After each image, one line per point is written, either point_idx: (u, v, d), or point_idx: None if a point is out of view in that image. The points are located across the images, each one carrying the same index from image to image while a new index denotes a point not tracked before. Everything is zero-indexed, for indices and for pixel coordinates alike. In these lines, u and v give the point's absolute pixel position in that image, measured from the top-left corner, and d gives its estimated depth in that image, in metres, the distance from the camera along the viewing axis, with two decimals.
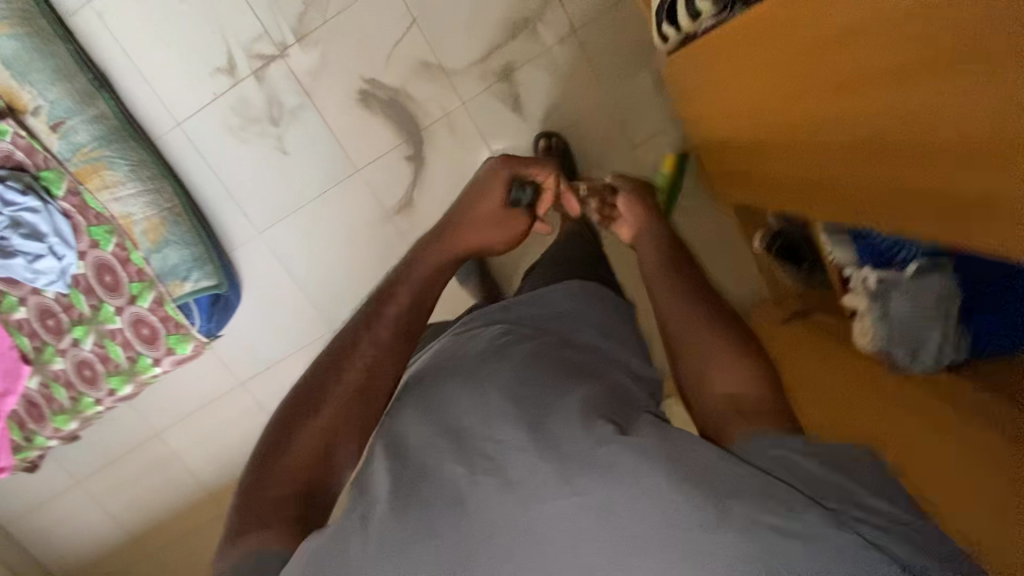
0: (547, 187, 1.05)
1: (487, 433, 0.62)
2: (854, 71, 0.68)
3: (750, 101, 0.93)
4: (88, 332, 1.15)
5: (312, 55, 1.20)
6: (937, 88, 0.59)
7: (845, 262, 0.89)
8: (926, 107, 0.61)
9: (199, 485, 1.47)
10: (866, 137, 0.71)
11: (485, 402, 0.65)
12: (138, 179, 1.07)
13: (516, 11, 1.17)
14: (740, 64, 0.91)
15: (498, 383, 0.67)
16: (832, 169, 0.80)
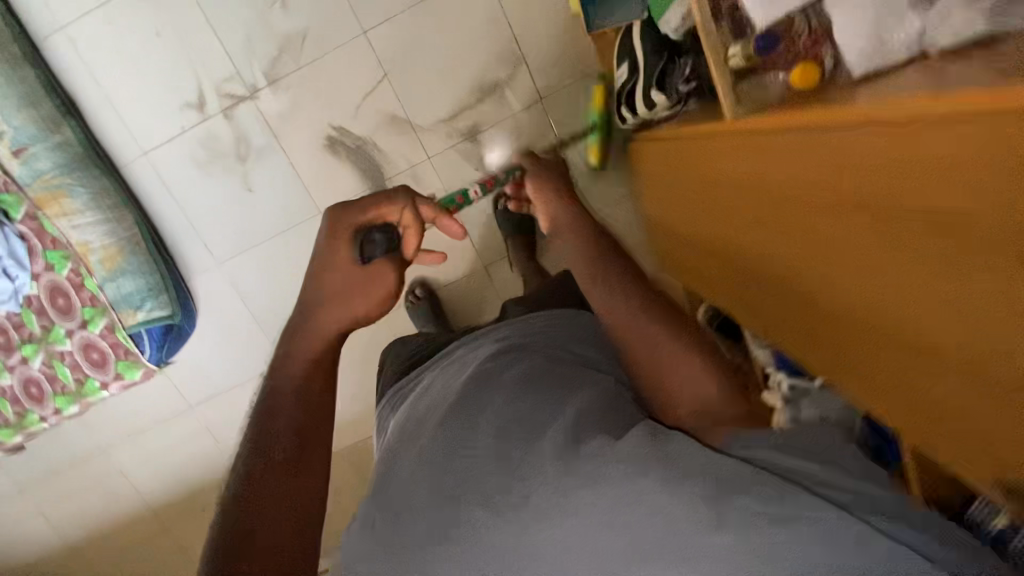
0: (406, 225, 0.81)
1: (497, 448, 0.59)
2: (763, 195, 0.72)
3: (696, 205, 0.96)
4: (37, 351, 1.27)
5: (281, 98, 1.25)
6: (808, 204, 0.61)
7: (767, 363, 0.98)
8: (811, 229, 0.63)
9: (143, 501, 1.53)
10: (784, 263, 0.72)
11: (492, 414, 0.63)
12: (98, 209, 1.19)
13: (484, 77, 1.25)
14: (684, 167, 0.95)
15: (494, 400, 0.65)
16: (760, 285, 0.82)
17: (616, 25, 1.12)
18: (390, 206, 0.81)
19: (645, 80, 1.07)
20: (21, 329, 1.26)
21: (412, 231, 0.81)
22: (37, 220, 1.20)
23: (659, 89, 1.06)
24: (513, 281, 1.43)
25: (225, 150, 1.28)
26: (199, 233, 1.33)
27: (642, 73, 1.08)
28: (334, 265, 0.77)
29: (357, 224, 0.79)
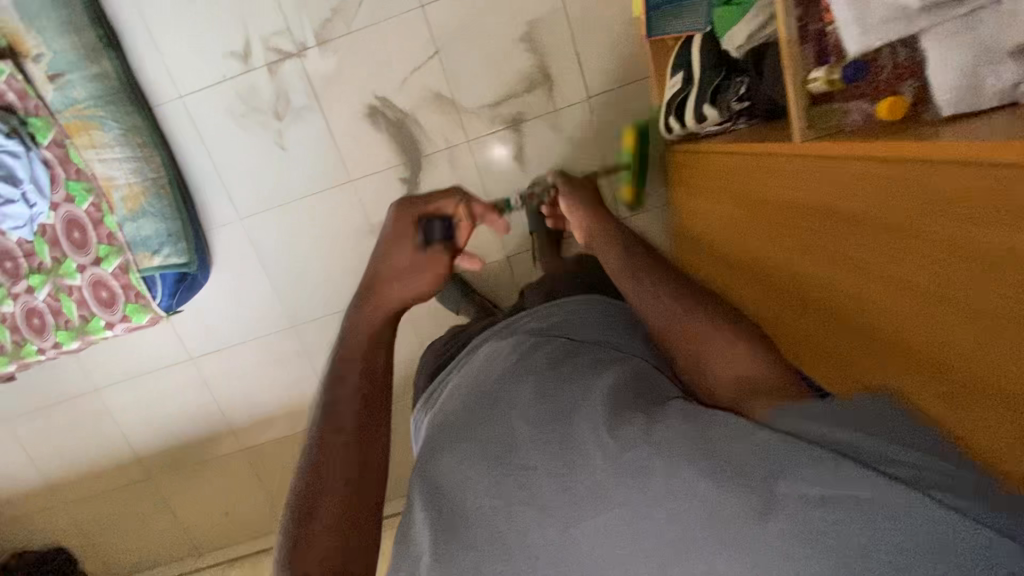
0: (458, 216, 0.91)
1: (528, 434, 0.59)
2: (805, 210, 0.71)
3: (728, 218, 0.96)
4: (44, 283, 1.24)
5: (328, 61, 1.23)
6: (863, 224, 0.61)
7: None
8: (858, 250, 0.62)
9: (130, 447, 1.51)
10: (815, 283, 0.72)
11: (522, 401, 0.63)
12: (129, 146, 1.17)
13: (536, 69, 1.24)
14: (725, 179, 0.95)
15: (523, 387, 0.65)
16: (782, 303, 0.82)
17: (677, 33, 1.12)
18: (450, 199, 0.91)
19: (698, 95, 1.08)
20: (31, 257, 1.23)
21: (466, 225, 0.92)
22: (64, 149, 1.17)
23: (711, 104, 1.06)
24: (534, 275, 1.42)
25: (263, 104, 1.26)
26: (225, 186, 1.31)
27: (696, 86, 1.09)
28: (397, 251, 0.86)
29: (417, 216, 0.89)
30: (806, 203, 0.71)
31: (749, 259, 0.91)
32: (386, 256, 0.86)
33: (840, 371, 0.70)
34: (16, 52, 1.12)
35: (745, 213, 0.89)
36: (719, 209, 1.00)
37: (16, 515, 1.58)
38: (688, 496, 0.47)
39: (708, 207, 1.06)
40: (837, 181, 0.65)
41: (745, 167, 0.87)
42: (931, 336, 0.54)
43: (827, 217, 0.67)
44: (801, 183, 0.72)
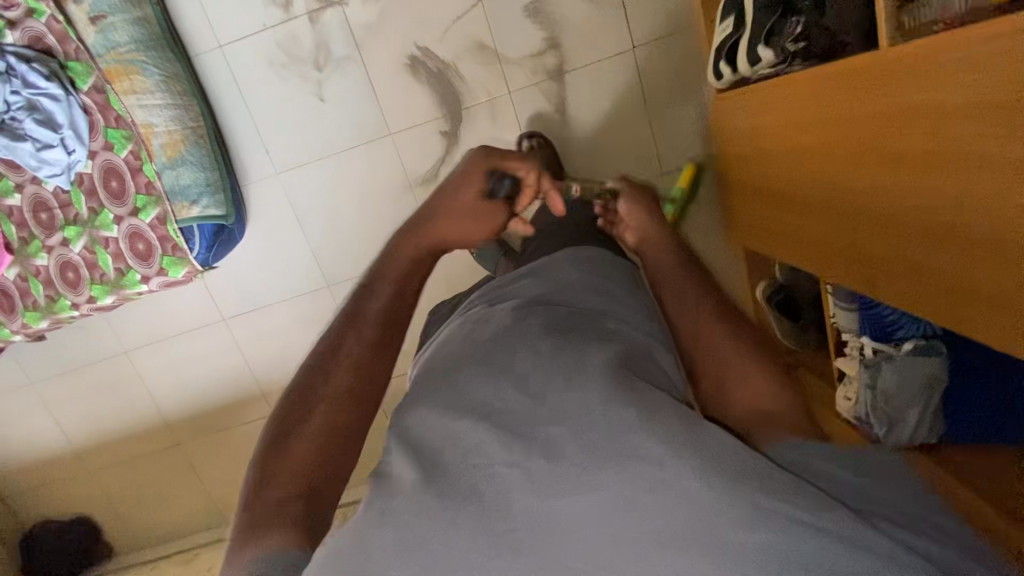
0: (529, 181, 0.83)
1: (521, 391, 0.54)
2: (876, 119, 0.71)
3: (785, 152, 0.96)
4: (80, 234, 1.22)
5: (370, 9, 1.21)
6: (950, 113, 0.61)
7: (845, 328, 0.95)
8: (946, 141, 0.62)
9: (159, 412, 1.49)
10: (895, 190, 0.71)
11: (519, 358, 0.58)
12: (169, 93, 1.15)
13: (580, 18, 1.22)
14: (777, 113, 0.95)
15: (516, 342, 0.60)
16: (856, 223, 0.81)
17: None
18: (526, 164, 0.83)
19: (751, 36, 1.06)
20: (66, 209, 1.22)
21: (531, 190, 0.83)
22: (103, 95, 1.15)
23: (766, 44, 1.04)
24: None
25: (304, 54, 1.24)
26: (263, 139, 1.29)
27: (748, 29, 1.07)
28: (461, 192, 0.80)
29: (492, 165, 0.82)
30: (876, 112, 0.71)
31: (811, 188, 0.90)
32: (448, 194, 0.80)
33: (934, 272, 0.69)
34: None
35: (804, 141, 0.88)
36: (773, 145, 0.99)
37: (41, 482, 1.55)
38: (691, 465, 0.46)
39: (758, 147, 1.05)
40: (913, 78, 0.64)
41: (800, 95, 0.86)
42: None
43: (905, 118, 0.67)
44: (869, 94, 0.72)
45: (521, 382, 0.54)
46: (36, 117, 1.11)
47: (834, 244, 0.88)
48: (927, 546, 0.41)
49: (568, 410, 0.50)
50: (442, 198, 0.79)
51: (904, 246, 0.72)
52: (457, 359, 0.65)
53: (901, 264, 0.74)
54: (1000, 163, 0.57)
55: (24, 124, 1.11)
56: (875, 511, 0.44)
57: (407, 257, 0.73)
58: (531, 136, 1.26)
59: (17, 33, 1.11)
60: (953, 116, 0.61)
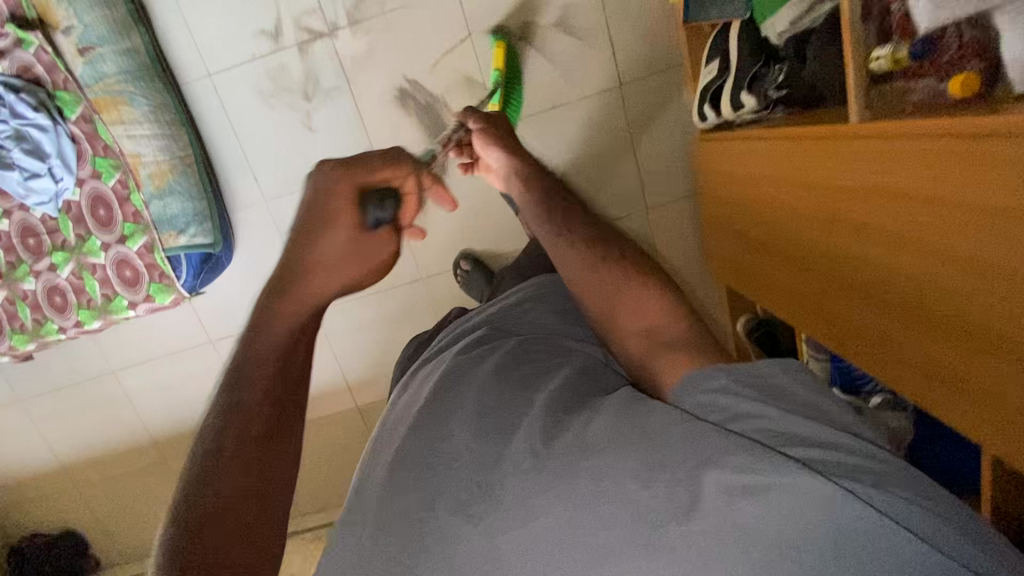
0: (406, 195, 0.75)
1: (492, 415, 0.62)
2: (849, 192, 0.73)
3: (764, 202, 0.98)
4: (68, 260, 1.22)
5: (359, 42, 1.22)
6: (914, 202, 0.63)
7: (818, 376, 0.98)
8: (909, 228, 0.64)
9: (146, 431, 1.50)
10: (864, 262, 0.73)
11: (491, 387, 0.66)
12: (157, 123, 1.15)
13: (568, 54, 1.23)
14: (760, 165, 0.96)
15: (489, 374, 0.68)
16: (826, 283, 0.83)
17: (715, 19, 1.11)
18: (398, 169, 0.74)
19: (735, 83, 1.07)
20: (55, 235, 1.22)
21: (413, 197, 0.76)
22: (91, 124, 1.16)
23: (749, 92, 1.05)
24: None
25: (293, 84, 1.24)
26: (251, 166, 1.30)
27: (732, 74, 1.08)
28: (327, 237, 0.71)
29: (358, 189, 0.71)
30: (849, 186, 0.73)
31: (787, 241, 0.92)
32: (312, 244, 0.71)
33: (894, 345, 0.71)
34: (46, 25, 1.11)
35: (783, 196, 0.90)
36: (753, 191, 1.01)
37: (29, 497, 1.57)
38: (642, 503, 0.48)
39: (739, 191, 1.07)
40: (883, 162, 0.66)
41: (783, 152, 0.88)
42: (995, 304, 0.55)
43: (874, 196, 0.69)
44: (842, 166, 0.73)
45: (490, 412, 0.62)
46: (24, 147, 1.11)
47: (795, 293, 0.93)
48: (902, 506, 0.41)
49: (532, 426, 0.58)
50: (306, 247, 0.71)
51: (870, 313, 0.74)
52: (426, 408, 0.68)
53: (852, 324, 0.79)
54: (928, 250, 0.62)
55: (11, 153, 1.12)
56: (830, 462, 0.44)
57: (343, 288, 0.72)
58: None
59: (5, 62, 1.12)
60: (917, 207, 0.62)
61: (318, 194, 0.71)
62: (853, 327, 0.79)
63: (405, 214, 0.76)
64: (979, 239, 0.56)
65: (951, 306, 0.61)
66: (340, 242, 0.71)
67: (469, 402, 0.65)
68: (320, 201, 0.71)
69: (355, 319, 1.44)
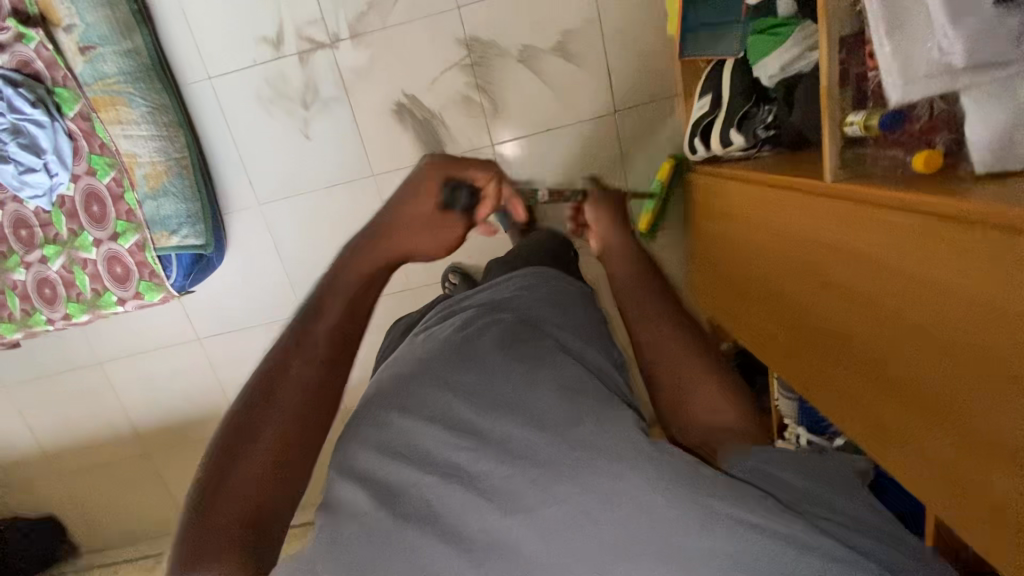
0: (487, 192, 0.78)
1: (482, 394, 0.58)
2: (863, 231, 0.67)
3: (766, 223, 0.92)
4: (59, 254, 1.24)
5: (360, 54, 1.23)
6: (936, 257, 0.57)
7: (786, 415, 1.02)
8: (927, 282, 0.59)
9: (129, 422, 1.51)
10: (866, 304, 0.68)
11: (487, 362, 0.61)
12: (153, 124, 1.16)
13: (566, 78, 1.25)
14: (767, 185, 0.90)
15: (485, 346, 0.64)
16: (823, 318, 0.78)
17: (711, 57, 1.12)
18: (488, 172, 0.78)
19: (725, 120, 1.10)
20: (47, 228, 1.24)
21: (491, 201, 0.78)
22: (89, 122, 1.17)
23: (738, 130, 1.08)
24: None
25: (293, 90, 1.26)
26: (247, 170, 1.31)
27: (723, 110, 1.11)
28: (413, 205, 0.74)
29: (449, 175, 0.76)
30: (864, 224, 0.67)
31: (784, 265, 0.86)
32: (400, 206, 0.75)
33: (889, 398, 0.67)
34: (48, 22, 1.11)
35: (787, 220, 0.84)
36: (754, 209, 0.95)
37: (10, 481, 1.58)
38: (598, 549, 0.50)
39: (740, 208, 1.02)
40: (907, 208, 0.60)
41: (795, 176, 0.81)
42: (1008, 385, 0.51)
43: (890, 241, 0.63)
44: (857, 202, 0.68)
45: (478, 390, 0.58)
46: (20, 141, 1.12)
47: (780, 296, 0.89)
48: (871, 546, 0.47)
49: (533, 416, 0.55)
50: (396, 209, 0.75)
51: (866, 359, 0.70)
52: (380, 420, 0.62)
53: (847, 365, 0.74)
54: (938, 288, 0.57)
55: (7, 147, 1.12)
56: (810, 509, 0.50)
57: (354, 278, 0.69)
58: None
59: (5, 56, 1.12)
60: (939, 263, 0.57)
61: (421, 169, 0.76)
62: (846, 370, 0.75)
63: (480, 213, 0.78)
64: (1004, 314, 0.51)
65: (953, 367, 0.57)
66: (420, 211, 0.74)
67: (457, 379, 0.60)
68: (426, 171, 0.76)
69: None
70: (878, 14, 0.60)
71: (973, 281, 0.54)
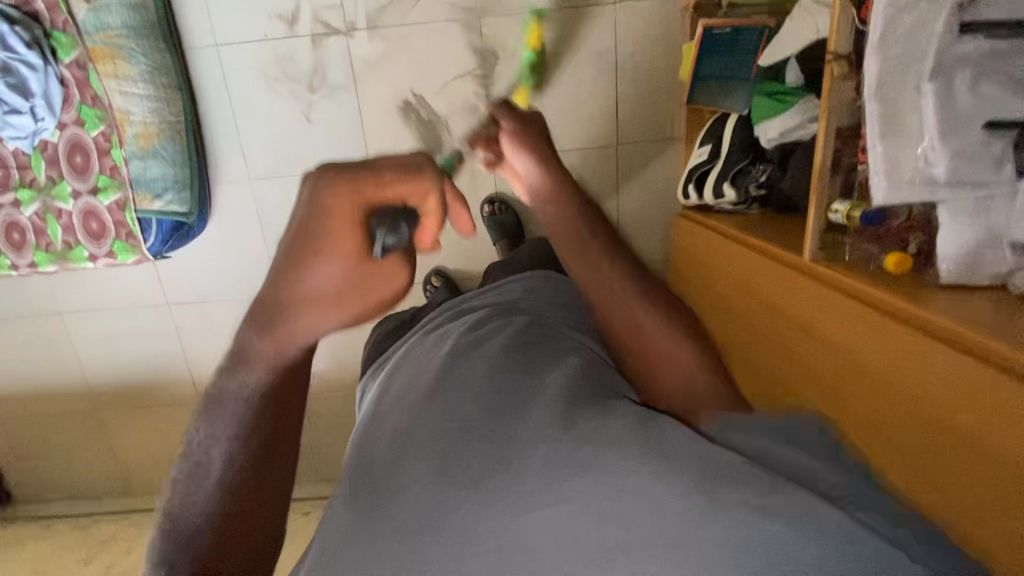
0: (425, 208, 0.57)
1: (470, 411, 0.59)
2: (816, 312, 0.74)
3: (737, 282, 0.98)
4: (34, 200, 1.20)
5: (374, 47, 1.22)
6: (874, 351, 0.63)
7: None
8: (865, 368, 0.65)
9: (84, 378, 1.48)
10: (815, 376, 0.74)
11: (486, 379, 0.64)
12: (152, 84, 1.13)
13: (576, 102, 1.26)
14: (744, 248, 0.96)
15: (481, 368, 0.66)
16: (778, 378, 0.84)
17: (717, 107, 1.15)
18: (418, 185, 0.56)
19: (721, 172, 1.13)
20: (25, 171, 1.20)
21: (433, 220, 0.58)
22: (84, 72, 1.13)
23: (732, 184, 1.11)
24: None
25: (301, 71, 1.24)
26: (242, 144, 1.29)
27: (721, 162, 1.14)
28: (321, 265, 0.50)
29: (371, 206, 0.52)
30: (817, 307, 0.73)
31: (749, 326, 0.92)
32: (304, 275, 0.51)
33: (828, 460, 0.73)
34: None
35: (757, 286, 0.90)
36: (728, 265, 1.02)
37: None
38: None
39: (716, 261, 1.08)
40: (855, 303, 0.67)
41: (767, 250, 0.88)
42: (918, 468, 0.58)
43: (839, 327, 0.69)
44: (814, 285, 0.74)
45: (463, 412, 0.59)
46: (8, 81, 1.07)
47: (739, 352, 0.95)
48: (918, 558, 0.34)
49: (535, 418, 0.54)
50: (289, 276, 0.51)
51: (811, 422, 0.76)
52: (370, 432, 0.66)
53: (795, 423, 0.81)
54: (874, 378, 0.64)
55: None
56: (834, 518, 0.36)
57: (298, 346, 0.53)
58: (492, 202, 1.33)
59: None
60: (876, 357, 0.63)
61: (312, 207, 0.50)
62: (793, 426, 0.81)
63: (420, 235, 0.58)
64: (922, 409, 0.57)
65: (879, 444, 0.63)
66: (335, 267, 0.50)
67: (449, 398, 0.62)
68: (323, 218, 0.50)
69: None
70: (875, 115, 0.63)
71: (922, 387, 0.57)
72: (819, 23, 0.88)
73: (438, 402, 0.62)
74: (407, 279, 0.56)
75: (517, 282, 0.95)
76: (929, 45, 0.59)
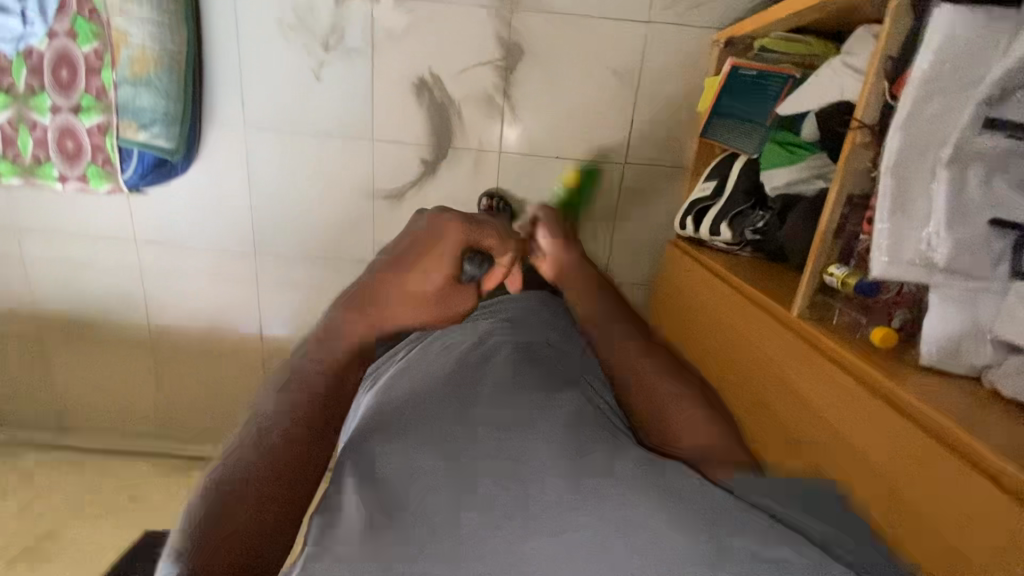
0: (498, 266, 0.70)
1: (449, 455, 0.53)
2: (792, 371, 0.75)
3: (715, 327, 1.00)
4: (7, 106, 1.11)
5: (398, 17, 1.18)
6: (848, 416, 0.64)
7: None
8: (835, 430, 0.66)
9: (31, 301, 1.40)
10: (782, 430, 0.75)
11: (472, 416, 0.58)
12: (157, 9, 1.06)
13: (592, 115, 1.25)
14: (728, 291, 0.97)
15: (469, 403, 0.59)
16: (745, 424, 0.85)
17: (728, 146, 1.15)
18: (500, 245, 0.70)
19: (721, 210, 1.14)
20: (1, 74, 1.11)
21: (501, 273, 0.71)
22: None
23: (729, 224, 1.12)
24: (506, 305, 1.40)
25: (319, 28, 1.19)
26: (243, 89, 1.23)
27: (722, 201, 1.14)
28: (433, 269, 0.60)
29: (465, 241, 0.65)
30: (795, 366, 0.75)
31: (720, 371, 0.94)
32: (408, 273, 0.59)
33: None
34: None
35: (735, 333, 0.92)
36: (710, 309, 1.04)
37: None
38: None
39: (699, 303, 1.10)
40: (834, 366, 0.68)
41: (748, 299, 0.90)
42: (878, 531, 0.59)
43: (814, 384, 0.71)
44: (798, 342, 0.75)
45: (466, 426, 0.56)
46: None
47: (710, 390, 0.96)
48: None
49: (537, 453, 0.52)
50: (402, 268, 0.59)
51: None
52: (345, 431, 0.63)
53: None
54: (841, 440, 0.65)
55: None
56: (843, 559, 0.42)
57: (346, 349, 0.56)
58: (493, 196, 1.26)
59: None
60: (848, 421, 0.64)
61: (423, 235, 0.64)
62: None
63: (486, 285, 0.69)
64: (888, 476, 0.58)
65: None
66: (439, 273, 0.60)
67: (426, 437, 0.55)
68: (436, 237, 0.63)
69: (290, 276, 1.39)
70: (888, 192, 0.64)
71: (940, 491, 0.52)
72: (845, 88, 0.89)
73: (410, 438, 0.55)
74: (469, 309, 0.66)
75: (516, 300, 0.95)
76: (953, 132, 0.59)
